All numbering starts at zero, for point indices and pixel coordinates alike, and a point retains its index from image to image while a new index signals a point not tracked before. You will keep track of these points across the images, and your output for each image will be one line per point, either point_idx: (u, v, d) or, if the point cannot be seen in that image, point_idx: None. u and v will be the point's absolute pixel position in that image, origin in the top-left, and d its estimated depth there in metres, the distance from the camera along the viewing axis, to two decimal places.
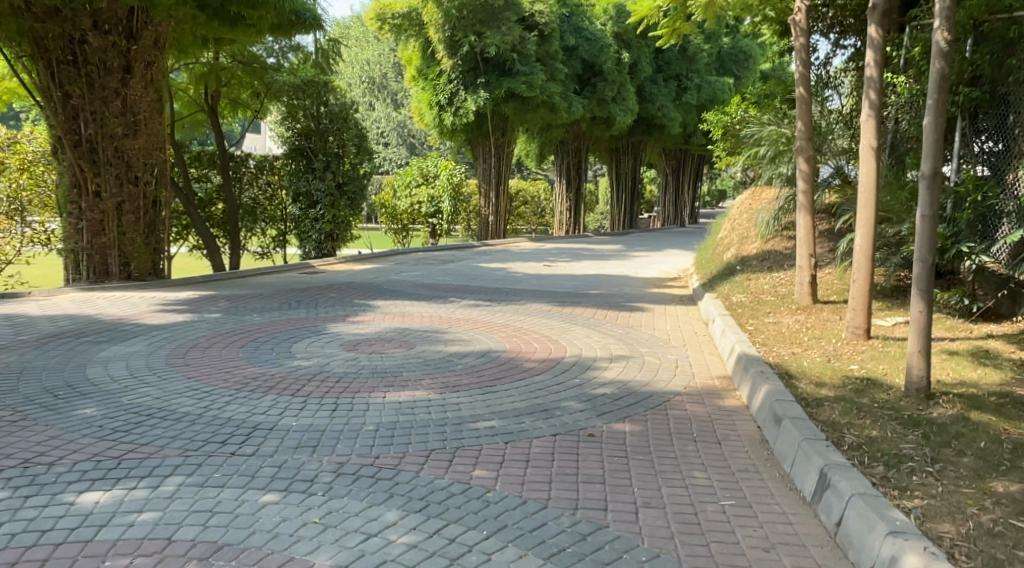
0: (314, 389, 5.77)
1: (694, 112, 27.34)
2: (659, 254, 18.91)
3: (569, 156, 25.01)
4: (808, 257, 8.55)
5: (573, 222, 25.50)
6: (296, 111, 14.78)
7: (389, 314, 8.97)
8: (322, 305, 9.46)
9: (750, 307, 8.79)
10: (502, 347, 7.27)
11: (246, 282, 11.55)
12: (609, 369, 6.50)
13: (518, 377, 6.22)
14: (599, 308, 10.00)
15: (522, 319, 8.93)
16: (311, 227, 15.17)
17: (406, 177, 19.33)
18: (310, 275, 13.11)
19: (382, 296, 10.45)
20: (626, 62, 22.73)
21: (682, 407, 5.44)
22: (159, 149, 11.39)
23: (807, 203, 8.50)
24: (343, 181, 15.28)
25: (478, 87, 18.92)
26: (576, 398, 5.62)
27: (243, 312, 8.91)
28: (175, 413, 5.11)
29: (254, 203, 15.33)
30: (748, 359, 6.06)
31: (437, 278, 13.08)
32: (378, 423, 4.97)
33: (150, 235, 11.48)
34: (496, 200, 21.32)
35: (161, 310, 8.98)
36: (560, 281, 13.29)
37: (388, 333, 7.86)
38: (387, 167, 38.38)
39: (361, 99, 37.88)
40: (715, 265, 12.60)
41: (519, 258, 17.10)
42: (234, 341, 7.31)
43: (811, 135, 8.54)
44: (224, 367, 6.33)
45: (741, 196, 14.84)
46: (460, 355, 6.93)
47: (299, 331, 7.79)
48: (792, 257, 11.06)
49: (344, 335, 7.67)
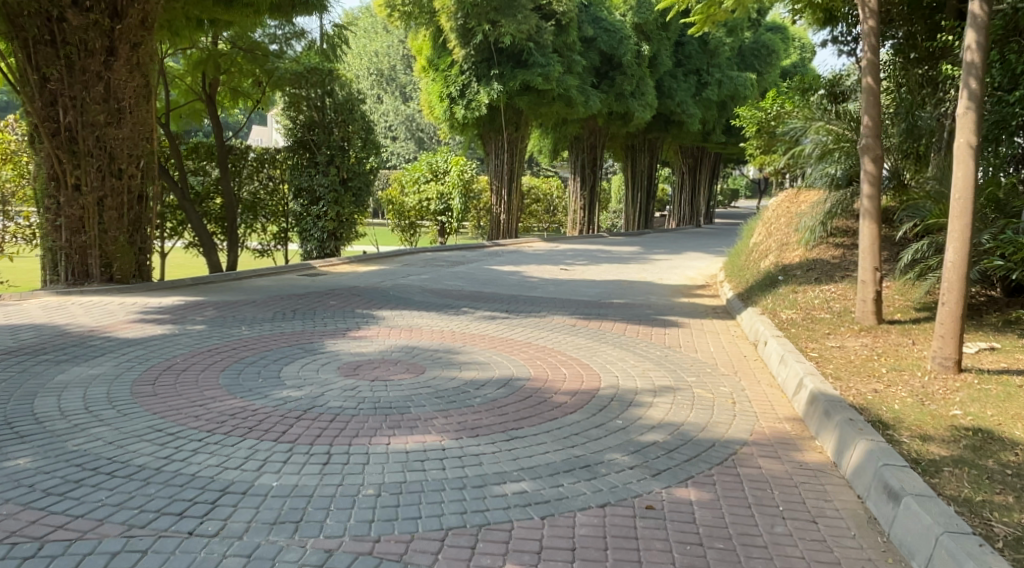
0: (304, 430, 4.75)
1: (714, 109, 26.25)
2: (680, 257, 17.84)
3: (584, 153, 23.94)
4: (873, 271, 7.51)
5: (587, 222, 24.44)
6: (298, 101, 13.77)
7: (395, 328, 7.95)
8: (320, 316, 8.42)
9: (805, 327, 7.73)
10: (526, 374, 6.23)
11: (239, 286, 10.51)
12: (655, 406, 5.47)
13: (549, 415, 5.20)
14: (629, 323, 8.95)
15: (545, 336, 7.89)
16: (312, 225, 14.20)
17: (414, 172, 18.25)
18: (311, 277, 12.12)
19: (386, 305, 9.40)
20: (646, 55, 21.60)
21: (755, 465, 4.41)
22: (147, 138, 10.31)
23: (872, 209, 7.49)
24: (348, 176, 14.26)
25: (491, 79, 17.88)
26: (622, 449, 4.60)
27: (230, 324, 7.88)
28: (126, 466, 4.11)
29: (255, 197, 14.24)
30: (828, 400, 5.00)
31: (447, 283, 12.05)
32: (380, 485, 3.98)
33: (135, 233, 10.43)
34: (509, 198, 20.28)
35: (138, 320, 7.94)
36: (580, 288, 12.25)
37: (394, 353, 6.83)
38: (394, 162, 37.32)
39: (369, 92, 36.76)
40: (753, 273, 11.54)
41: (533, 260, 16.04)
42: (215, 363, 6.28)
43: (879, 132, 7.52)
44: (198, 400, 5.30)
45: (778, 198, 13.76)
46: (478, 385, 5.90)
47: (291, 351, 6.77)
48: (841, 268, 9.99)
49: (343, 356, 6.64)
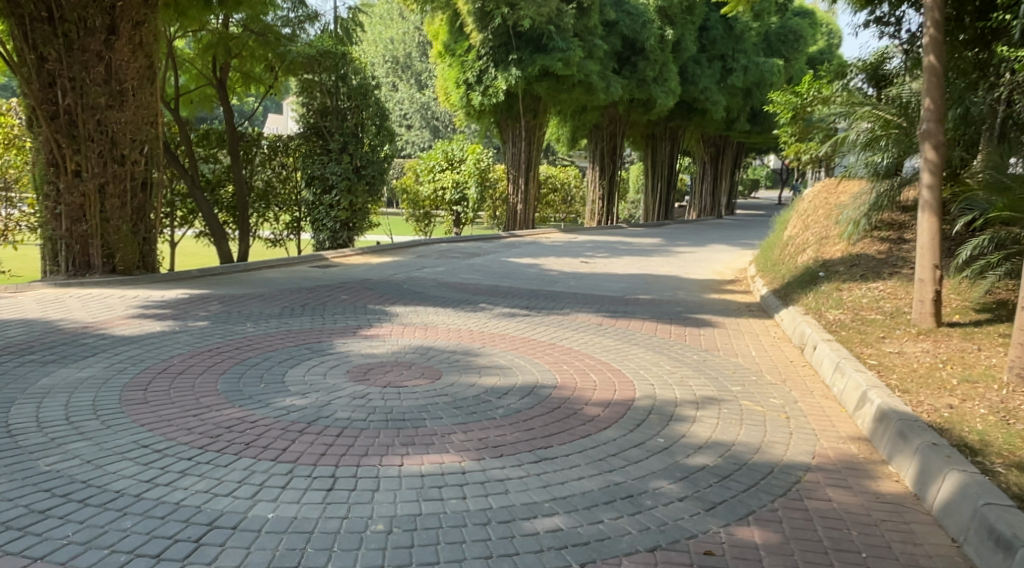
0: (305, 445, 4.18)
1: (738, 96, 25.46)
2: (704, 250, 17.20)
3: (604, 141, 23.24)
4: (933, 268, 6.94)
5: (606, 213, 23.80)
6: (311, 86, 13.25)
7: (410, 326, 7.38)
8: (330, 312, 7.86)
9: (856, 330, 7.17)
10: (554, 380, 5.66)
11: (246, 279, 9.97)
12: (701, 421, 4.88)
13: (583, 430, 4.63)
14: (660, 322, 8.33)
15: (571, 337, 7.30)
16: (324, 215, 13.68)
17: (429, 161, 17.69)
18: (321, 269, 11.60)
19: (400, 300, 8.83)
20: (670, 40, 20.84)
21: (825, 497, 3.82)
22: (150, 123, 9.75)
23: (932, 201, 6.93)
24: (362, 165, 13.72)
25: (510, 64, 17.17)
26: (670, 476, 4.01)
27: (233, 319, 7.31)
28: (102, 492, 3.58)
29: (267, 185, 13.68)
30: (902, 420, 4.39)
31: (463, 276, 11.48)
32: (390, 519, 3.42)
33: (138, 223, 9.88)
34: (526, 187, 19.54)
35: (136, 315, 7.40)
36: (604, 282, 11.63)
37: (409, 354, 6.26)
38: (409, 150, 36.74)
39: (384, 79, 36.12)
40: (789, 269, 10.90)
41: (553, 253, 15.43)
42: (215, 364, 5.72)
43: (941, 116, 6.92)
44: (192, 409, 4.70)
45: (816, 186, 13.15)
46: (501, 393, 5.32)
47: (297, 352, 6.20)
48: (888, 264, 9.34)
49: (354, 358, 6.10)
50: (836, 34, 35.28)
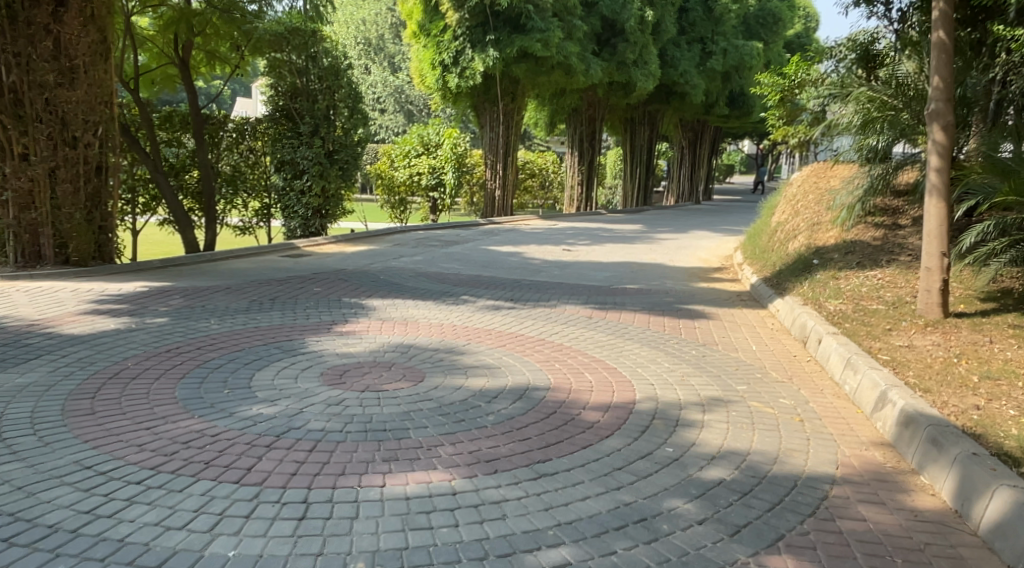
0: (274, 463, 3.67)
1: (717, 80, 25.10)
2: (686, 236, 16.84)
3: (583, 126, 22.75)
4: (940, 256, 6.63)
5: (585, 198, 23.37)
6: (279, 65, 12.62)
7: (388, 321, 6.88)
8: (301, 306, 7.32)
9: (860, 322, 6.81)
10: (547, 382, 5.21)
11: (212, 270, 9.35)
12: (710, 427, 4.46)
13: (584, 439, 4.19)
14: (652, 313, 7.91)
15: (561, 332, 6.84)
16: (296, 201, 13.15)
17: (404, 146, 17.09)
18: (292, 258, 11.03)
19: (376, 292, 8.31)
20: (650, 21, 20.35)
21: (860, 517, 3.43)
22: (105, 102, 9.09)
23: (940, 184, 6.60)
24: (334, 149, 13.23)
25: (486, 45, 16.60)
26: (686, 493, 3.57)
27: (195, 315, 6.73)
28: (34, 528, 3.07)
29: (235, 170, 12.91)
30: (933, 426, 4.01)
31: (442, 266, 10.97)
32: (372, 555, 2.96)
33: (93, 210, 9.15)
34: (505, 172, 19.02)
35: (89, 311, 6.79)
36: (588, 271, 11.19)
37: (388, 354, 5.77)
38: (382, 135, 35.94)
39: (356, 62, 35.18)
40: (780, 257, 10.56)
41: (534, 240, 14.96)
42: (174, 367, 5.17)
43: (950, 95, 6.60)
44: (146, 421, 4.14)
45: (804, 172, 12.86)
46: (491, 397, 4.86)
47: (266, 352, 5.67)
48: (884, 251, 9.00)
49: (328, 358, 5.59)
50: (812, 18, 35.05)
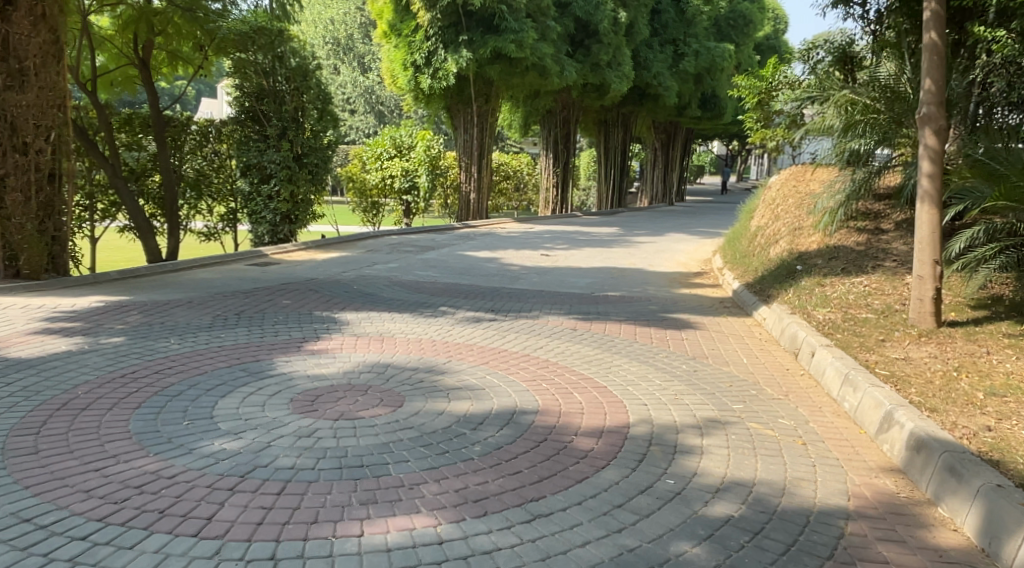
0: (239, 510, 3.34)
1: (690, 82, 25.02)
2: (664, 240, 16.65)
3: (557, 128, 22.50)
4: (933, 264, 6.43)
5: (560, 201, 23.11)
6: (245, 66, 12.14)
7: (362, 337, 6.52)
8: (269, 322, 6.92)
9: (852, 332, 6.59)
10: (534, 405, 4.90)
11: (174, 281, 8.89)
12: (710, 453, 4.18)
13: (578, 471, 3.89)
14: (637, 324, 7.63)
15: (544, 346, 6.53)
16: (263, 206, 12.63)
17: (375, 148, 16.66)
18: (261, 267, 10.60)
19: (349, 304, 7.93)
20: (623, 22, 20.16)
21: (882, 559, 3.18)
22: (58, 106, 8.58)
23: (932, 191, 6.41)
24: (303, 152, 12.73)
25: (460, 46, 16.26)
26: (693, 535, 3.29)
27: (154, 334, 6.31)
28: None
29: (199, 174, 12.51)
30: (948, 453, 3.77)
31: (418, 274, 10.61)
32: None
33: (45, 220, 8.64)
34: (479, 175, 18.68)
35: (39, 330, 6.33)
36: (567, 277, 10.91)
37: (363, 375, 5.42)
38: (353, 137, 35.47)
39: (325, 62, 34.68)
40: (763, 262, 10.37)
41: (510, 245, 14.65)
42: (129, 396, 4.77)
43: (942, 99, 6.42)
44: (95, 462, 3.76)
45: (783, 175, 12.71)
46: (475, 424, 4.53)
47: (230, 375, 5.28)
48: (868, 256, 8.83)
49: (298, 381, 5.23)
50: (782, 20, 35.25)
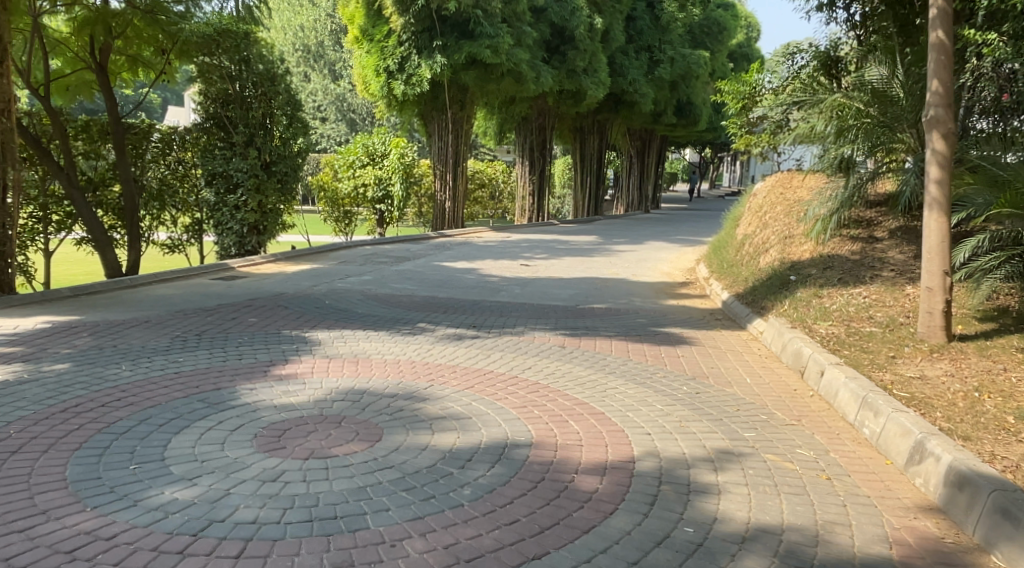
0: None
1: (666, 89, 24.79)
2: (644, 249, 16.27)
3: (533, 135, 22.10)
4: (943, 275, 6.08)
5: (537, 209, 22.67)
6: (209, 70, 11.56)
7: (335, 360, 5.99)
8: (232, 343, 6.36)
9: (859, 348, 6.21)
10: (528, 438, 4.41)
11: (131, 298, 8.28)
12: (729, 493, 3.74)
13: (581, 519, 3.43)
14: (628, 340, 7.18)
15: (533, 367, 6.04)
16: (229, 217, 12.01)
17: (348, 155, 16.08)
18: (226, 281, 10.00)
19: (320, 322, 7.39)
20: (599, 28, 19.80)
21: None
22: (2, 111, 7.94)
23: (941, 198, 6.06)
24: (271, 160, 12.17)
25: (434, 51, 15.81)
26: None
27: (104, 360, 5.73)
28: None
29: (162, 184, 11.82)
30: (998, 492, 3.37)
31: (393, 287, 10.08)
32: None
33: None
34: (455, 183, 18.18)
35: None
36: (550, 288, 10.46)
37: (336, 404, 4.88)
38: (324, 145, 34.90)
39: (296, 69, 34.10)
40: (752, 271, 10.02)
41: (489, 255, 14.15)
42: (67, 435, 4.22)
43: (950, 100, 6.06)
44: (20, 522, 3.26)
45: (768, 182, 12.40)
46: (464, 461, 4.03)
47: (187, 407, 4.74)
48: (864, 265, 8.49)
49: (263, 413, 4.69)
50: (754, 28, 35.30)
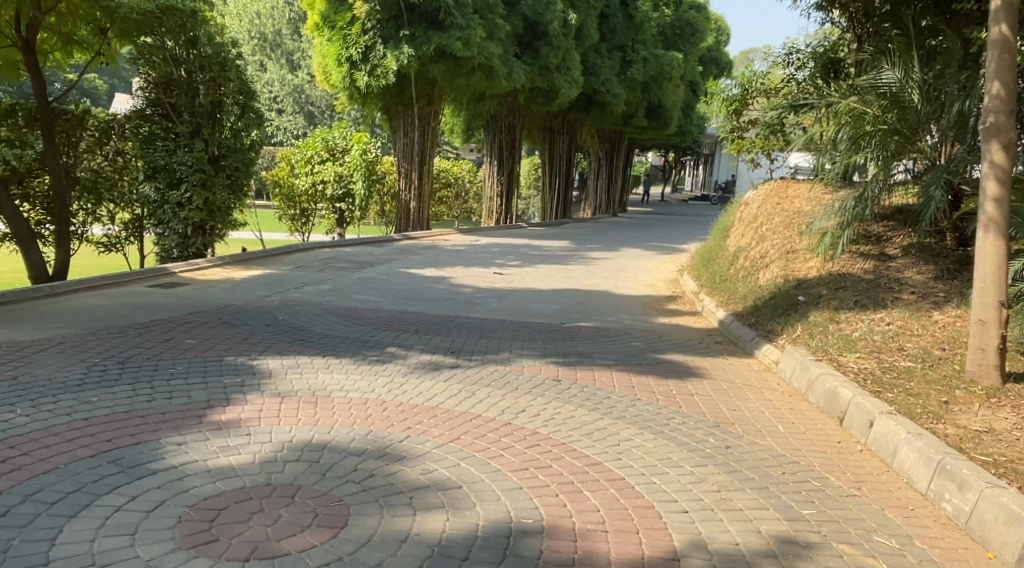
0: None
1: (638, 90, 24.01)
2: (620, 257, 15.41)
3: (502, 134, 21.16)
4: (999, 307, 5.25)
5: (504, 210, 21.69)
6: (150, 52, 10.38)
7: (288, 398, 4.92)
8: (163, 375, 5.25)
9: (902, 389, 5.37)
10: (537, 520, 3.45)
11: (45, 312, 7.05)
12: None
13: None
14: (629, 371, 6.26)
15: (527, 409, 5.04)
16: (171, 215, 10.79)
17: (305, 150, 14.80)
18: (164, 289, 8.82)
19: (271, 345, 6.28)
20: (574, 24, 18.85)
21: None
22: None
23: (998, 217, 5.25)
24: (220, 153, 10.96)
25: (401, 41, 14.71)
26: None
27: None
28: None
29: (96, 175, 10.40)
30: None
31: (356, 299, 8.99)
32: None
33: None
34: (420, 182, 17.10)
35: None
36: (529, 303, 9.49)
37: (290, 467, 3.84)
38: (280, 138, 33.32)
39: (250, 58, 32.45)
40: (750, 288, 9.23)
41: (457, 261, 13.12)
42: None
43: (1013, 105, 5.27)
44: None
45: (760, 191, 11.66)
46: (458, 563, 3.07)
47: (92, 474, 3.65)
48: (881, 286, 7.72)
49: (193, 480, 3.63)
50: (723, 32, 34.85)
